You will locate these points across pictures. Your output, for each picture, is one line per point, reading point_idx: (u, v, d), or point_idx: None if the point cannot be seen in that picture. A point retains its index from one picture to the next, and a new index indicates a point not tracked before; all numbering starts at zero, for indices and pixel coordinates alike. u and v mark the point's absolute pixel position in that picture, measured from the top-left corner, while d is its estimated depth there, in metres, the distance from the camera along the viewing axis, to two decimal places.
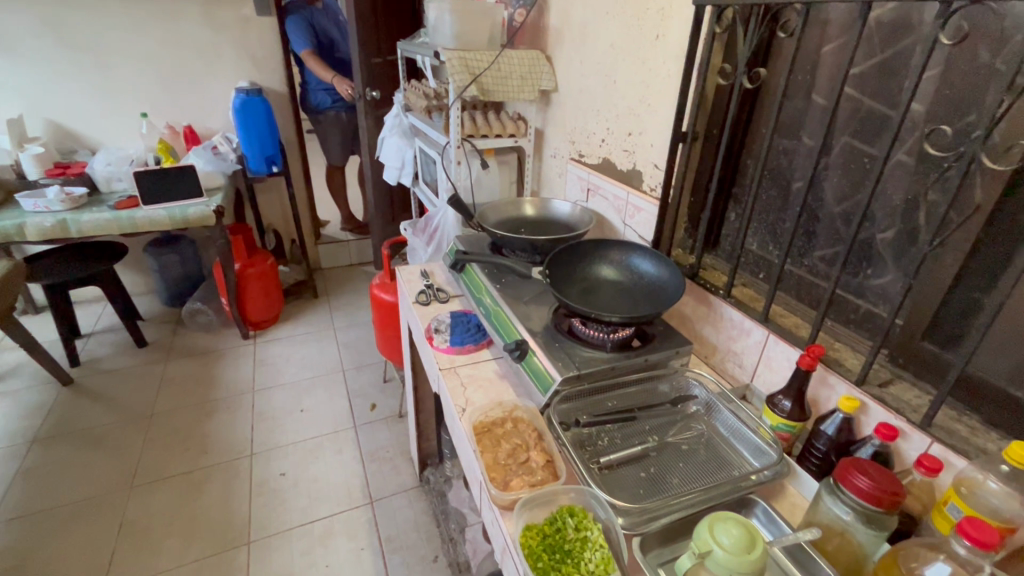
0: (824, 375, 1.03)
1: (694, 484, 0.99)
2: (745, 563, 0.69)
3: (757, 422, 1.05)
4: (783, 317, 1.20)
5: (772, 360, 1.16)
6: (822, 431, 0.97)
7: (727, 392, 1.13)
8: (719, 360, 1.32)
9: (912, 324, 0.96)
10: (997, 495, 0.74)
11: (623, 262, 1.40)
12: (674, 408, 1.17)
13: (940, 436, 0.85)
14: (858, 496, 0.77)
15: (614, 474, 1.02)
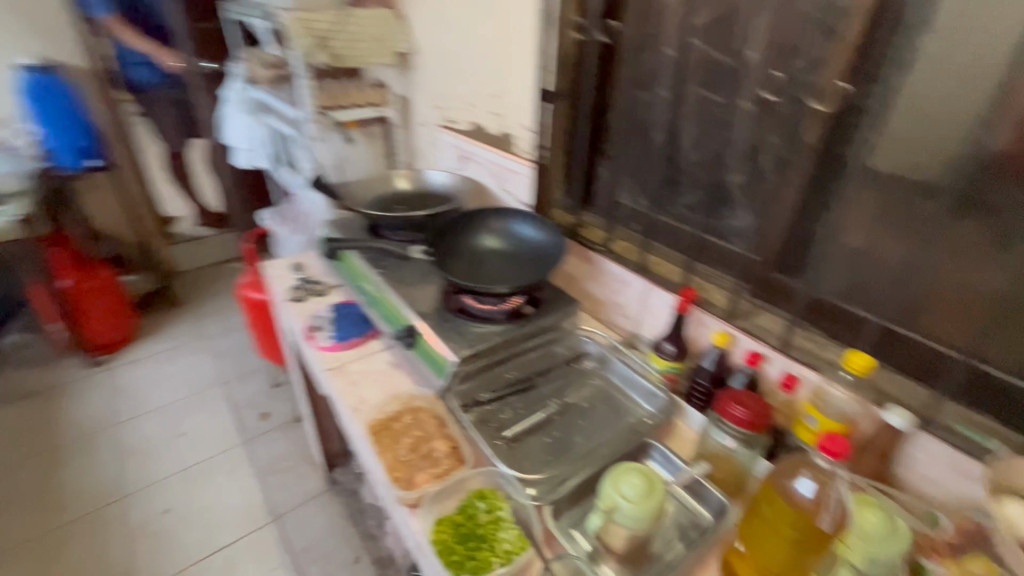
0: (699, 316, 1.14)
1: (594, 438, 1.08)
2: (646, 508, 0.79)
3: (647, 368, 1.17)
4: (658, 265, 1.28)
5: (653, 306, 1.26)
6: (703, 367, 1.08)
7: (616, 344, 1.24)
8: (608, 314, 1.40)
9: (765, 258, 1.07)
10: (843, 400, 0.90)
11: (506, 230, 1.41)
12: (570, 368, 1.25)
13: (798, 356, 0.99)
14: (736, 425, 0.89)
15: (520, 445, 1.05)
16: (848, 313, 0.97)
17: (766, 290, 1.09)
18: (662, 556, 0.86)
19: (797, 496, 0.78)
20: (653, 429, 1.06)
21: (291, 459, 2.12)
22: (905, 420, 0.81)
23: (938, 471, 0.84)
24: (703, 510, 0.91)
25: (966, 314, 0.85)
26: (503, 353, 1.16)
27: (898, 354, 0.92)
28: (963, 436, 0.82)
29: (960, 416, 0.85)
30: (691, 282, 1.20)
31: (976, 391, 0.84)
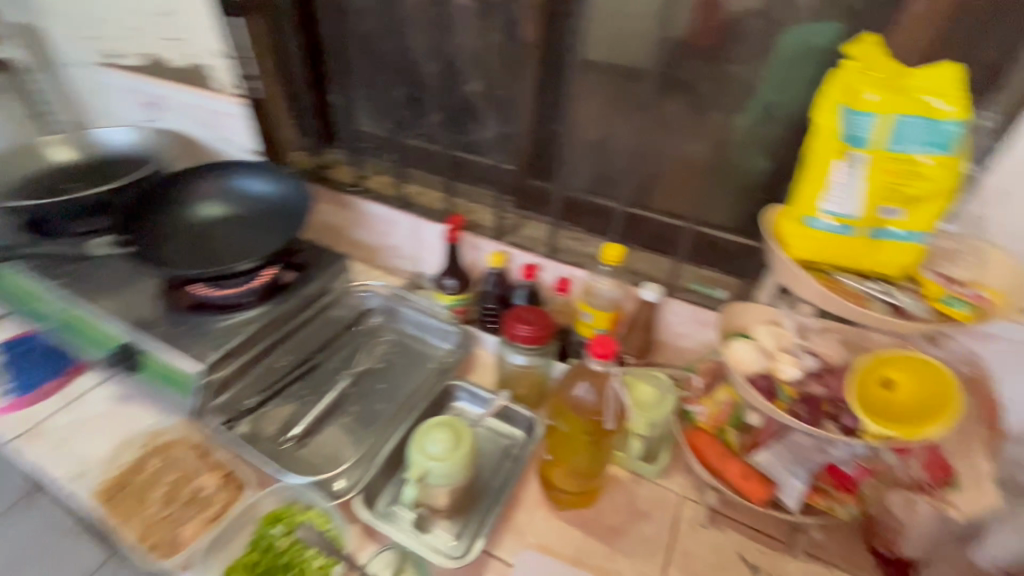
0: (472, 241, 1.11)
1: (396, 400, 1.00)
2: (456, 460, 0.75)
3: (435, 309, 1.08)
4: (422, 197, 1.18)
5: (427, 240, 1.17)
6: (487, 292, 1.06)
7: (398, 290, 1.13)
8: (385, 259, 1.27)
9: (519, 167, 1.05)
10: (609, 288, 0.93)
11: (232, 188, 1.11)
12: (355, 330, 1.11)
13: (565, 259, 1.03)
14: (525, 344, 0.87)
15: (313, 439, 0.92)
16: (597, 205, 1.01)
17: (527, 198, 1.07)
18: (489, 486, 0.85)
19: (581, 401, 0.68)
20: (454, 369, 1.02)
21: (32, 545, 1.36)
22: (658, 292, 0.90)
23: (687, 326, 0.97)
24: (516, 429, 0.93)
25: (684, 186, 0.93)
26: (268, 340, 0.96)
27: (642, 234, 0.99)
28: (696, 293, 0.96)
29: (694, 275, 0.97)
30: (457, 207, 1.14)
31: (701, 251, 0.96)
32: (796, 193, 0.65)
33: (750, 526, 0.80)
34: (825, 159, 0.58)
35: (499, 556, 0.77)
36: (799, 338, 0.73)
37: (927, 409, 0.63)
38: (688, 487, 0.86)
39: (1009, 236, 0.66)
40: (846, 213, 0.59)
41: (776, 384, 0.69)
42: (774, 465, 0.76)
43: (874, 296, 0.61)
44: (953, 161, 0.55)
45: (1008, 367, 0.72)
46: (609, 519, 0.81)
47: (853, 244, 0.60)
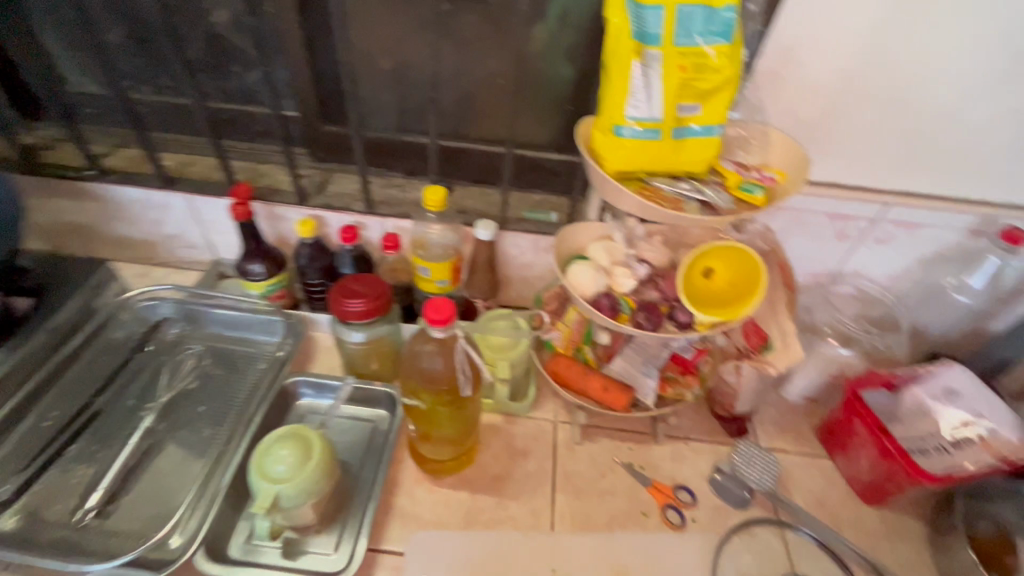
0: (270, 211, 0.91)
1: (226, 420, 0.82)
2: (309, 475, 0.65)
3: (248, 302, 0.90)
4: (191, 168, 0.94)
5: (215, 222, 0.95)
6: (304, 268, 0.90)
7: (193, 290, 0.92)
8: (167, 253, 1.02)
9: (305, 113, 0.87)
10: (440, 236, 0.86)
11: None
12: (148, 352, 0.89)
13: (385, 211, 0.91)
14: (361, 320, 0.77)
15: (121, 503, 0.72)
16: (408, 143, 0.89)
17: (324, 149, 0.91)
18: (362, 479, 0.77)
19: (431, 371, 0.62)
20: (286, 362, 0.85)
21: None
22: (491, 229, 0.83)
23: (528, 255, 0.94)
24: (379, 409, 0.85)
25: (495, 109, 0.85)
26: (16, 397, 0.77)
27: (462, 169, 0.91)
28: (530, 221, 0.92)
29: (525, 202, 0.94)
30: (242, 174, 0.93)
31: (526, 176, 0.91)
32: (602, 102, 0.61)
33: (618, 430, 0.85)
34: (622, 60, 0.55)
35: (387, 549, 0.72)
36: (629, 248, 0.74)
37: (741, 289, 0.68)
38: (559, 411, 0.87)
39: (780, 114, 0.73)
40: (648, 116, 0.57)
41: (617, 298, 0.70)
42: (628, 370, 0.80)
43: (685, 196, 0.62)
44: (733, 50, 0.56)
45: (790, 231, 0.85)
46: (491, 469, 0.80)
47: (660, 148, 0.59)
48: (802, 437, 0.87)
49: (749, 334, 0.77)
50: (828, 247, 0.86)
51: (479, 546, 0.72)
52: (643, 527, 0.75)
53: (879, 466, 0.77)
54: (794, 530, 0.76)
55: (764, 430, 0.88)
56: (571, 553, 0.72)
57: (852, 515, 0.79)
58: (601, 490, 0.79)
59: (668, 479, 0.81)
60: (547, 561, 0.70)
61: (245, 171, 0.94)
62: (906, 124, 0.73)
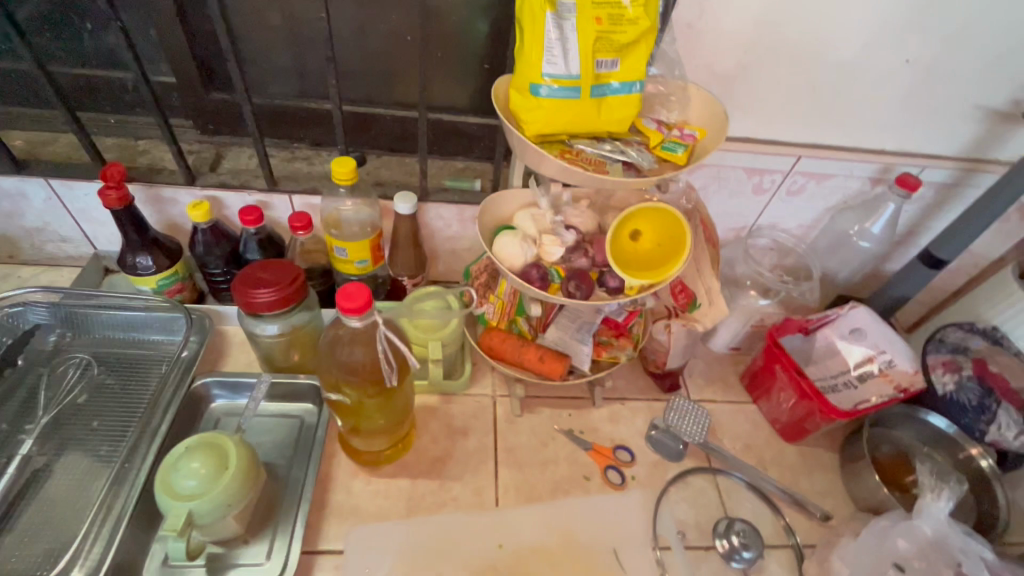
0: (154, 193, 0.79)
1: (126, 433, 0.73)
2: (226, 486, 0.59)
3: (140, 300, 0.79)
4: (49, 146, 0.81)
5: (88, 212, 0.82)
6: (203, 256, 0.80)
7: (71, 290, 0.80)
8: (32, 248, 0.88)
9: (183, 79, 0.76)
10: (354, 211, 0.79)
11: None
12: (20, 366, 0.77)
13: (290, 187, 0.81)
14: (271, 311, 0.69)
15: (4, 541, 0.63)
16: (310, 111, 0.81)
17: (212, 119, 0.82)
18: (292, 479, 0.72)
19: (353, 364, 0.57)
20: (191, 362, 0.77)
21: None
22: (411, 203, 0.77)
23: (453, 227, 0.88)
24: (304, 403, 0.80)
25: (403, 72, 0.81)
26: None
27: (374, 137, 0.84)
28: (454, 190, 0.86)
29: (447, 170, 0.88)
30: (114, 152, 0.81)
31: (444, 142, 0.86)
32: (517, 59, 0.57)
33: (557, 398, 0.85)
34: (534, 11, 0.52)
35: (326, 548, 0.68)
36: (555, 214, 0.72)
37: (667, 249, 0.67)
38: (497, 385, 0.85)
39: (698, 68, 0.72)
40: (565, 73, 0.53)
41: (547, 267, 0.68)
42: (562, 338, 0.79)
43: (608, 157, 0.59)
44: (648, 1, 0.54)
45: (710, 187, 0.86)
46: (431, 452, 0.77)
47: (579, 107, 0.55)
48: (729, 386, 0.91)
49: (676, 294, 0.78)
50: (746, 201, 0.88)
51: (422, 532, 0.70)
52: (586, 491, 0.76)
53: (797, 407, 0.82)
54: (725, 475, 0.80)
55: (694, 383, 0.91)
56: (517, 526, 0.71)
57: (775, 454, 0.84)
58: (544, 459, 0.78)
59: (608, 440, 0.82)
60: (494, 537, 0.70)
61: (119, 148, 0.82)
62: (814, 76, 0.74)
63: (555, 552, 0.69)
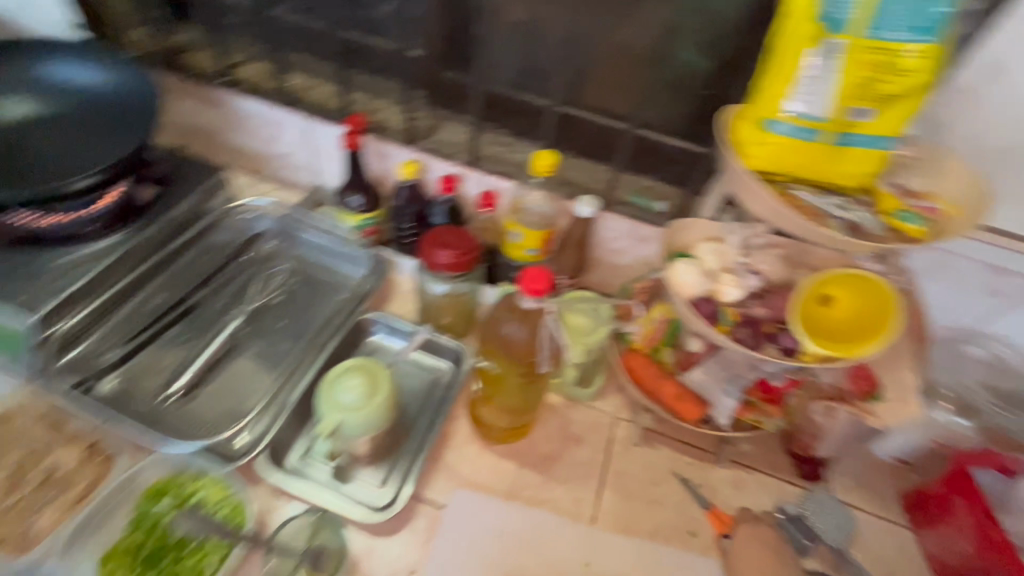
0: (378, 148, 0.93)
1: (303, 338, 0.86)
2: (373, 411, 0.66)
3: (338, 231, 0.93)
4: (311, 92, 0.94)
5: (322, 148, 0.97)
6: (399, 210, 0.90)
7: (296, 209, 0.94)
8: (272, 171, 1.05)
9: (428, 54, 0.85)
10: (539, 203, 0.83)
11: (35, 80, 0.83)
12: (243, 261, 0.93)
13: (489, 167, 0.90)
14: (447, 272, 0.76)
15: (202, 393, 0.78)
16: (524, 103, 0.86)
17: (440, 94, 0.89)
18: (416, 423, 0.79)
19: (512, 341, 0.60)
20: (366, 295, 0.88)
21: None
22: (594, 207, 0.79)
23: (622, 241, 0.88)
24: (443, 361, 0.85)
25: (623, 82, 0.81)
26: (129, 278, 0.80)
27: (574, 139, 0.88)
28: (634, 205, 0.87)
29: (633, 185, 0.88)
30: (357, 106, 0.93)
31: (640, 159, 0.86)
32: (756, 90, 0.55)
33: (681, 442, 0.81)
34: (793, 46, 0.49)
35: (429, 499, 0.72)
36: (741, 256, 0.67)
37: (864, 325, 0.61)
38: (621, 407, 0.83)
39: (964, 138, 0.63)
40: (811, 114, 0.50)
41: (719, 307, 0.64)
42: (707, 383, 0.75)
43: (829, 211, 0.55)
44: (937, 52, 0.47)
45: (931, 273, 0.74)
46: (543, 448, 0.78)
47: (814, 151, 0.52)
48: (882, 499, 0.79)
49: (857, 379, 0.69)
50: (973, 300, 0.75)
51: (517, 519, 0.71)
52: (687, 547, 0.72)
53: (976, 556, 0.67)
54: None
55: (840, 480, 0.80)
56: (609, 552, 0.69)
57: None
58: (651, 498, 0.75)
59: (723, 504, 0.76)
60: (583, 553, 0.69)
61: (361, 103, 0.94)
62: None
63: None
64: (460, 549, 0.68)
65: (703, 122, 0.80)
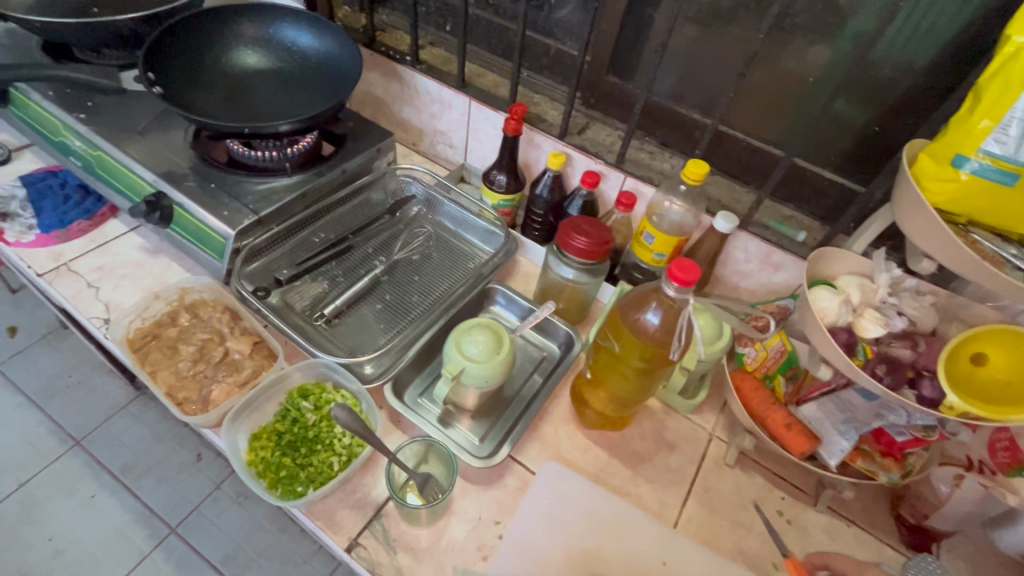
0: (530, 136, 0.98)
1: (432, 293, 0.93)
2: (495, 364, 0.72)
3: (479, 205, 1.00)
4: (480, 78, 1.06)
5: (479, 131, 1.05)
6: (538, 196, 0.95)
7: (443, 181, 1.04)
8: (429, 145, 1.16)
9: (597, 59, 0.93)
10: (678, 213, 0.84)
11: (268, 39, 0.99)
12: (394, 217, 1.03)
13: (631, 170, 0.91)
14: (578, 257, 0.80)
15: (343, 321, 0.88)
16: (679, 116, 0.91)
17: (598, 96, 0.97)
18: (520, 394, 0.84)
19: (644, 326, 0.62)
20: (496, 268, 0.94)
21: (73, 374, 1.44)
22: (730, 223, 0.78)
23: (752, 264, 0.86)
24: (552, 343, 0.90)
25: None
26: (306, 213, 0.91)
27: (721, 157, 0.91)
28: (775, 231, 0.84)
29: (774, 212, 0.88)
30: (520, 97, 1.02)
31: (788, 187, 0.87)
32: (949, 127, 0.54)
33: (777, 474, 0.79)
34: (1007, 85, 0.48)
35: (522, 462, 0.76)
36: (889, 295, 0.66)
37: (1020, 389, 0.57)
38: (719, 426, 0.83)
39: None
40: (1010, 156, 0.49)
41: (856, 341, 0.63)
42: (821, 420, 0.73)
43: (1009, 260, 0.53)
44: None
45: None
46: (635, 445, 0.80)
47: (1006, 195, 0.51)
48: None
49: (996, 449, 0.67)
50: None
51: (602, 501, 0.73)
52: None
53: None
54: None
55: (951, 560, 0.73)
56: (687, 555, 0.69)
57: None
58: (737, 520, 0.74)
59: (814, 548, 0.73)
60: (662, 552, 0.69)
61: (523, 96, 1.02)
62: None
63: None
64: (543, 515, 0.71)
65: (862, 160, 0.80)
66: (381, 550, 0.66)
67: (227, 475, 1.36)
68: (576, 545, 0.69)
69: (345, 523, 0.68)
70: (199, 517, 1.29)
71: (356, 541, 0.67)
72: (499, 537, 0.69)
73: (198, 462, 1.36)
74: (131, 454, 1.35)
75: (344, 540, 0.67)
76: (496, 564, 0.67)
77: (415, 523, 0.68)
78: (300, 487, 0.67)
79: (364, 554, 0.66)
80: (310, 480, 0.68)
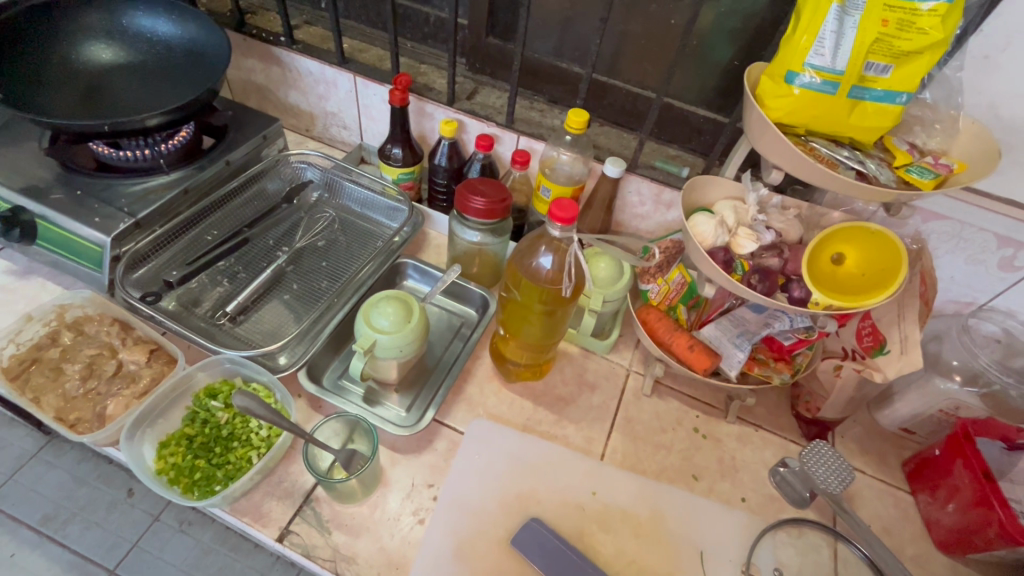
0: (420, 106, 0.97)
1: (342, 277, 0.91)
2: (407, 333, 0.72)
3: (381, 183, 0.97)
4: (363, 54, 1.04)
5: (369, 107, 1.03)
6: (438, 166, 0.94)
7: (341, 163, 1.00)
8: (323, 129, 1.13)
9: (476, 22, 0.94)
10: (569, 163, 0.87)
11: (120, 31, 0.92)
12: (292, 205, 0.99)
13: (522, 128, 0.92)
14: (479, 218, 0.81)
15: (249, 317, 0.84)
16: (561, 70, 0.95)
17: (481, 60, 0.99)
18: (441, 361, 0.85)
19: (540, 270, 0.67)
20: (405, 243, 0.93)
21: None
22: (619, 167, 0.80)
23: (646, 206, 0.91)
24: (468, 308, 0.92)
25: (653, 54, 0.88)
26: (190, 211, 0.86)
27: (605, 107, 0.95)
28: (659, 170, 0.88)
29: (659, 154, 0.92)
30: (406, 68, 1.01)
31: (668, 128, 0.92)
32: (783, 46, 0.59)
33: (690, 396, 0.85)
34: (819, 2, 0.53)
35: (450, 425, 0.78)
36: (759, 213, 0.72)
37: (872, 281, 0.65)
38: (635, 361, 0.88)
39: (978, 105, 0.64)
40: (830, 67, 0.54)
41: (734, 258, 0.68)
42: (719, 337, 0.78)
43: (842, 162, 0.59)
44: (950, 11, 0.51)
45: (944, 244, 0.76)
46: (558, 390, 0.83)
47: (832, 104, 0.56)
48: (886, 465, 0.81)
49: (862, 336, 0.73)
50: (986, 273, 0.77)
51: (532, 448, 0.75)
52: (690, 490, 0.75)
53: (969, 513, 0.69)
54: (847, 544, 0.72)
55: (844, 445, 0.82)
56: (614, 482, 0.73)
57: (916, 552, 0.73)
58: (658, 442, 0.79)
59: (728, 453, 0.80)
60: (591, 483, 0.73)
61: (408, 67, 1.01)
62: None
63: (642, 523, 0.70)
64: (475, 470, 0.72)
65: (728, 93, 0.86)
66: (315, 533, 0.66)
67: (164, 505, 1.28)
68: (509, 492, 0.71)
69: (273, 514, 0.67)
70: (139, 554, 1.21)
71: (288, 529, 0.66)
72: (434, 499, 0.70)
73: (130, 497, 1.27)
74: (50, 503, 1.24)
75: (275, 530, 0.65)
76: (432, 526, 0.68)
77: (348, 501, 0.68)
78: (217, 485, 0.66)
79: (298, 541, 0.65)
80: (228, 478, 0.67)
